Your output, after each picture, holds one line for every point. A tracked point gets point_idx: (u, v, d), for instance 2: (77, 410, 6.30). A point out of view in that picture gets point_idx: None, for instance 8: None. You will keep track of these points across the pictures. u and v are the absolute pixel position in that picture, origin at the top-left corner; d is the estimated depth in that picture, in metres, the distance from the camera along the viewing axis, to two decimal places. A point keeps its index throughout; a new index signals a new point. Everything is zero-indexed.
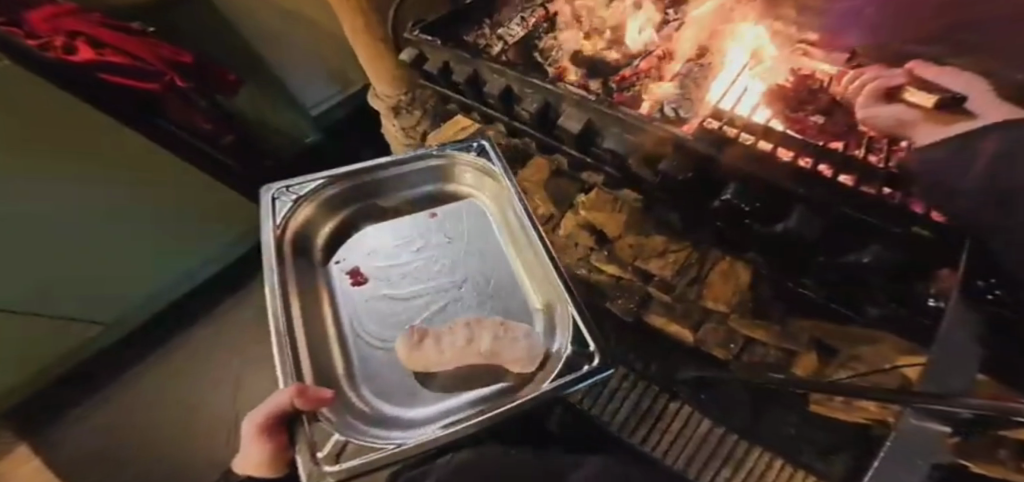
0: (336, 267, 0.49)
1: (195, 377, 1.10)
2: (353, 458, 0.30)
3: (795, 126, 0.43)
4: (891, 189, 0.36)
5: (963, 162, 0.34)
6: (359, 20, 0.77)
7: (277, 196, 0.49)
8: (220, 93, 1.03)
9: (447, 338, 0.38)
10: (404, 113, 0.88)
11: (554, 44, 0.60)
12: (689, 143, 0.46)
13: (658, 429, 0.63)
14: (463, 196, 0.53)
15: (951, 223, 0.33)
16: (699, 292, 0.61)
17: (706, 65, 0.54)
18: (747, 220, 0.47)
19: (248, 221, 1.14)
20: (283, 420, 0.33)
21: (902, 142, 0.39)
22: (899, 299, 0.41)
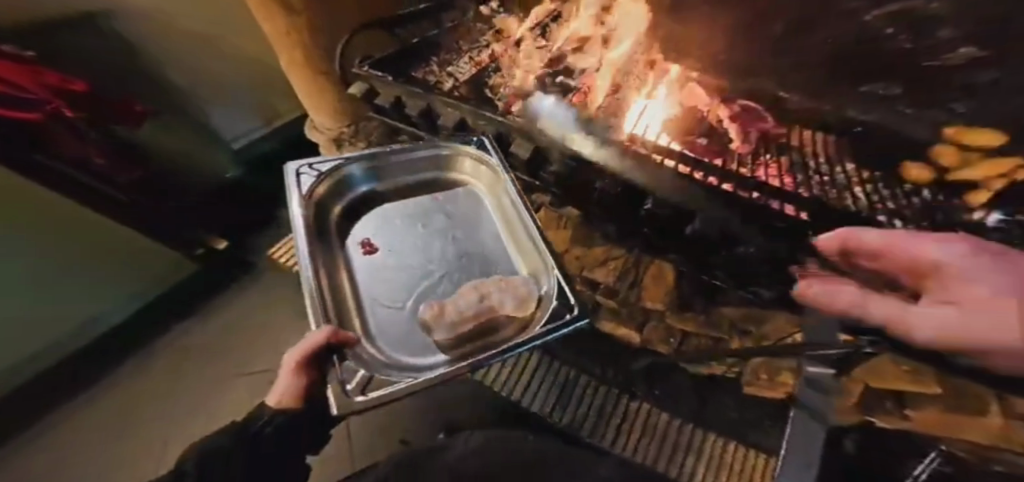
0: (350, 238, 0.51)
1: (89, 450, 0.93)
2: (377, 390, 0.33)
3: (690, 147, 0.59)
4: (758, 194, 0.50)
5: (790, 178, 0.54)
6: (298, 52, 0.77)
7: (300, 170, 0.51)
8: (118, 123, 0.92)
9: (461, 301, 0.43)
10: (347, 145, 0.90)
11: (502, 81, 0.69)
12: (615, 165, 0.56)
13: (623, 428, 0.72)
14: (462, 182, 0.56)
15: (801, 217, 0.47)
16: (638, 295, 0.71)
17: (620, 99, 0.67)
18: (667, 226, 0.58)
19: (160, 263, 1.04)
20: (319, 359, 0.35)
21: (762, 156, 0.59)
22: (779, 280, 0.54)
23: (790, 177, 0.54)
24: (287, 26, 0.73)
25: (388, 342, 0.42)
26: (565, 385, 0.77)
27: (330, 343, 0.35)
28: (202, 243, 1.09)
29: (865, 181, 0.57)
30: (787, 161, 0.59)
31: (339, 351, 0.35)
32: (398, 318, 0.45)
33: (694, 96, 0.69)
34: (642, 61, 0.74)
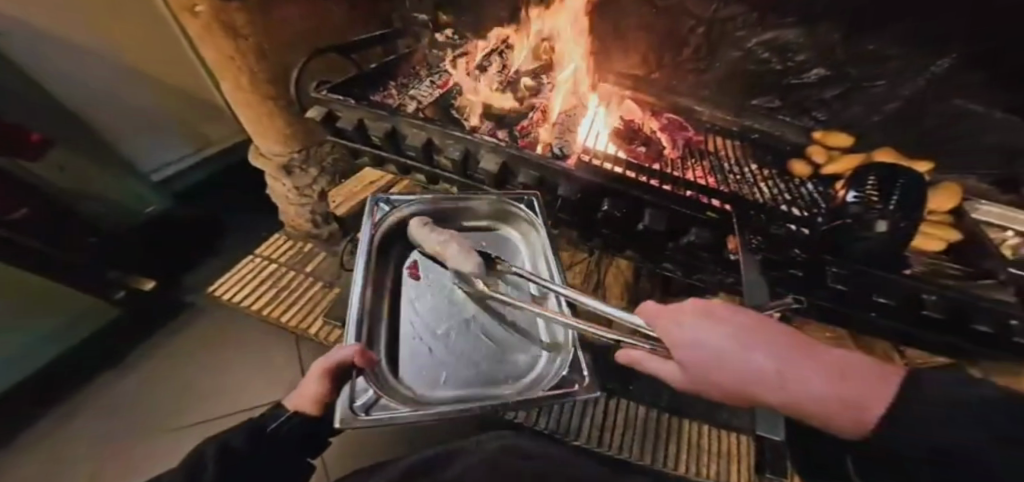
0: (406, 258, 0.55)
1: None
2: (380, 412, 0.37)
3: (634, 155, 0.67)
4: (692, 192, 0.59)
5: (713, 176, 0.66)
6: (242, 77, 0.75)
7: (377, 202, 0.57)
8: (15, 155, 0.83)
9: (426, 294, 0.52)
10: (298, 171, 0.91)
11: (467, 103, 0.74)
12: (574, 173, 0.61)
13: (608, 428, 0.73)
14: (507, 233, 0.59)
15: (726, 209, 0.57)
16: (603, 295, 0.81)
17: (573, 116, 0.75)
18: (623, 225, 0.65)
19: (78, 303, 0.99)
20: (339, 373, 0.38)
21: (689, 160, 0.70)
22: (723, 264, 0.64)
23: (711, 175, 0.66)
24: (233, 50, 0.71)
25: (413, 372, 0.44)
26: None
27: (350, 361, 0.38)
28: (127, 286, 1.02)
29: (767, 178, 0.71)
30: (712, 164, 0.71)
31: (356, 369, 0.38)
32: (432, 352, 0.46)
33: (629, 110, 0.81)
34: (586, 80, 0.85)
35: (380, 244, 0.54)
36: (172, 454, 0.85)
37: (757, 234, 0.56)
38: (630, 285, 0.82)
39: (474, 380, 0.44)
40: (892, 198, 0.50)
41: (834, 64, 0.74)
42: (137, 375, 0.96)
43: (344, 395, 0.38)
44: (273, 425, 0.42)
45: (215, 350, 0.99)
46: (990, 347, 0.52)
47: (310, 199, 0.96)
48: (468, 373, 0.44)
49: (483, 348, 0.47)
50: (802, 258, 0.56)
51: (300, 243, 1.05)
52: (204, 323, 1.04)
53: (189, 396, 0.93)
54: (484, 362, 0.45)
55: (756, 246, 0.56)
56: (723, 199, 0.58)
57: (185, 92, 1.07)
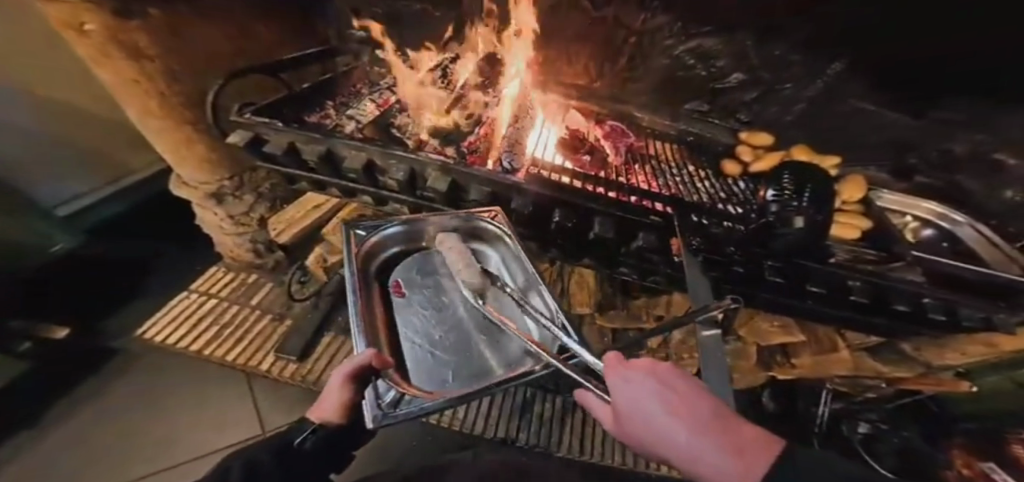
0: (387, 279, 0.49)
1: None
2: (408, 406, 0.34)
3: (579, 164, 0.68)
4: (635, 197, 0.61)
5: (655, 180, 0.69)
6: (152, 102, 0.68)
7: (350, 230, 0.51)
8: None
9: (417, 310, 0.46)
10: (230, 198, 0.85)
11: (408, 121, 0.73)
12: (524, 186, 0.60)
13: (588, 436, 0.84)
14: (484, 246, 0.54)
15: (667, 211, 0.58)
16: (568, 302, 0.83)
17: (519, 128, 0.75)
18: (575, 235, 0.66)
19: None
20: (361, 378, 0.36)
21: (633, 166, 0.73)
22: (673, 267, 0.65)
23: (653, 179, 0.69)
24: (136, 73, 0.64)
25: (423, 377, 0.40)
26: (526, 414, 0.86)
27: (369, 366, 0.34)
28: (35, 336, 0.89)
29: (702, 178, 0.75)
30: (654, 169, 0.74)
31: (376, 373, 0.35)
32: (434, 354, 0.41)
33: (572, 119, 0.83)
34: (530, 92, 0.85)
35: (360, 261, 0.48)
36: None
37: (697, 236, 0.57)
38: (594, 291, 0.84)
39: (486, 375, 0.39)
40: (804, 196, 0.56)
41: (751, 70, 0.80)
42: (50, 441, 0.83)
43: (369, 398, 0.35)
44: (300, 438, 0.41)
45: (146, 402, 0.89)
46: (907, 322, 0.60)
47: (247, 228, 0.89)
48: (479, 372, 0.42)
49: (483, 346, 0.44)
50: (738, 255, 0.58)
51: (243, 275, 0.98)
52: (136, 368, 0.94)
53: (119, 455, 0.81)
54: (489, 359, 0.41)
55: (696, 246, 0.57)
56: (665, 202, 0.60)
57: (93, 118, 0.98)
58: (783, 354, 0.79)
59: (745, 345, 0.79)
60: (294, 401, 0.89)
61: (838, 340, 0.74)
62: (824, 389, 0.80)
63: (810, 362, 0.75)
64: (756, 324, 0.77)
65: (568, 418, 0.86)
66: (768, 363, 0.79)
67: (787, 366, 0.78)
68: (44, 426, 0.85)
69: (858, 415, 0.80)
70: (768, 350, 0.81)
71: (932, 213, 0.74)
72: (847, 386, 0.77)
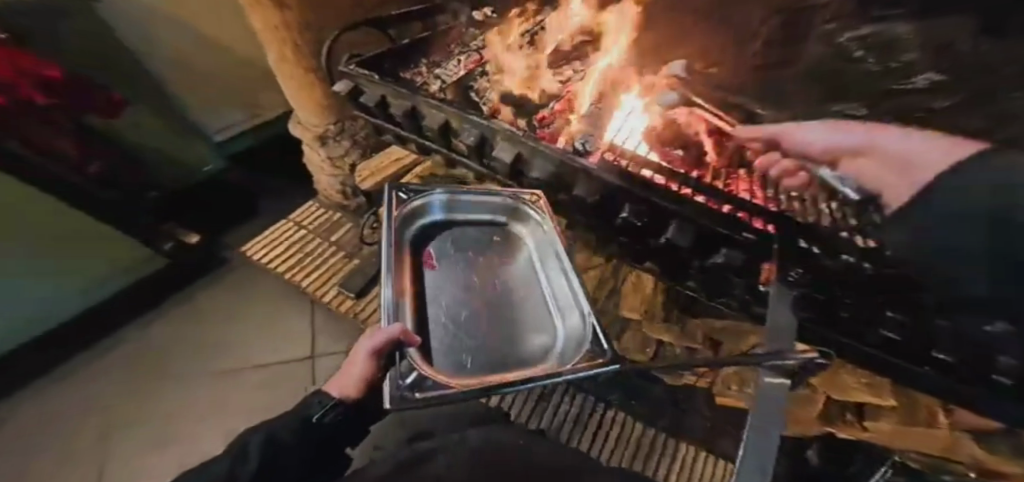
0: (420, 250, 0.54)
1: (56, 430, 0.94)
2: (430, 390, 0.32)
3: (669, 160, 0.58)
4: (729, 206, 0.47)
5: (760, 184, 0.54)
6: (287, 48, 0.78)
7: (396, 191, 0.57)
8: (98, 111, 0.97)
9: (444, 284, 0.51)
10: (332, 141, 0.94)
11: (487, 86, 0.72)
12: (594, 172, 0.55)
13: (600, 437, 0.88)
14: (518, 236, 0.59)
15: (767, 230, 0.44)
16: (617, 304, 0.83)
17: (602, 108, 0.68)
18: (644, 234, 0.60)
19: (142, 254, 1.09)
20: (381, 355, 0.41)
21: (741, 167, 0.58)
22: (754, 293, 0.56)
23: (756, 183, 0.55)
24: (279, 21, 0.73)
25: (444, 351, 0.43)
26: (542, 403, 0.92)
27: (394, 342, 0.38)
28: (176, 239, 1.10)
29: None
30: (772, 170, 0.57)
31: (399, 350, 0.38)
32: (457, 336, 0.46)
33: (666, 97, 0.68)
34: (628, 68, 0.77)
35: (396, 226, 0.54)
36: (201, 394, 0.96)
37: (801, 269, 0.44)
38: (648, 297, 0.80)
39: (500, 363, 0.44)
40: None
41: (953, 69, 0.51)
42: (186, 314, 1.09)
43: (389, 375, 0.35)
44: (319, 413, 0.46)
45: (246, 303, 1.09)
46: None
47: (340, 171, 0.99)
48: (490, 359, 0.44)
49: (507, 336, 0.48)
50: (849, 298, 0.44)
51: (331, 212, 1.10)
52: (246, 273, 1.15)
53: (207, 374, 0.99)
54: (505, 345, 0.46)
55: (794, 278, 0.43)
56: (769, 216, 0.45)
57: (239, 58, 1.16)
58: (856, 413, 0.62)
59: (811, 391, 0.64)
60: (348, 331, 1.02)
61: (941, 415, 0.55)
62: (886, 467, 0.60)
63: (891, 430, 0.57)
64: (837, 375, 0.62)
65: (585, 416, 0.90)
66: (833, 418, 0.63)
67: (857, 428, 0.61)
68: (184, 305, 1.11)
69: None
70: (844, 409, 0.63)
71: None
72: (924, 466, 0.54)
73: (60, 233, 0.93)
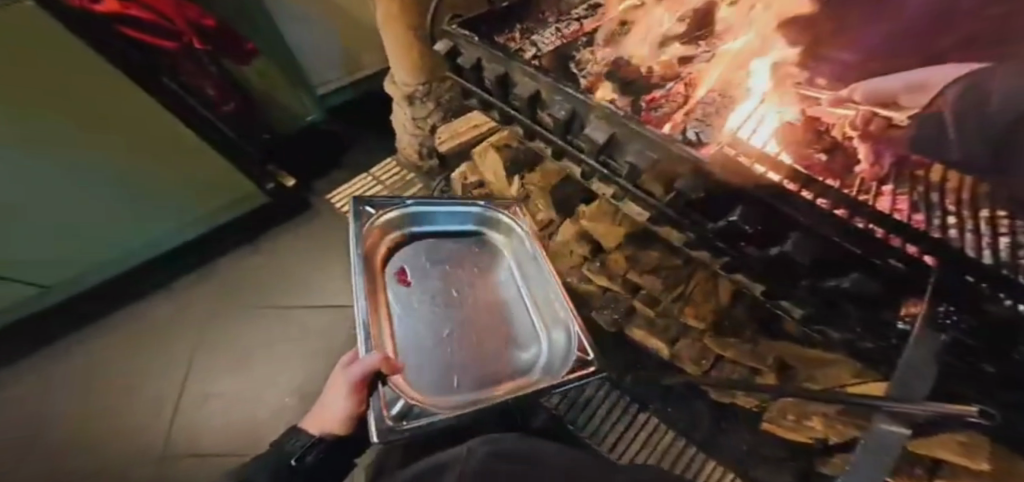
0: (393, 266, 0.61)
1: (154, 337, 1.08)
2: (416, 418, 0.42)
3: (805, 162, 0.46)
4: (870, 224, 0.37)
5: (935, 197, 0.41)
6: (398, 10, 0.79)
7: (364, 214, 0.61)
8: (233, 57, 1.10)
9: (419, 299, 0.58)
10: (418, 103, 0.93)
11: (590, 59, 0.65)
12: (705, 165, 0.47)
13: (626, 439, 0.83)
14: (490, 240, 0.66)
15: (925, 261, 0.35)
16: (681, 309, 0.73)
17: (725, 98, 0.58)
18: (742, 241, 0.52)
19: (240, 191, 1.14)
20: (365, 386, 0.45)
21: (905, 169, 0.45)
22: (868, 326, 0.48)
23: (932, 197, 0.41)
24: None
25: (428, 375, 0.50)
26: (575, 393, 0.88)
27: (377, 371, 0.44)
28: (276, 180, 1.20)
29: None
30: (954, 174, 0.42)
31: (382, 378, 0.44)
32: (441, 351, 0.53)
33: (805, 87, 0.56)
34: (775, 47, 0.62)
35: (366, 249, 0.58)
36: (273, 327, 1.06)
37: (961, 310, 0.35)
38: (717, 308, 0.73)
39: (485, 378, 0.52)
40: None
41: None
42: (265, 250, 1.19)
43: (374, 405, 0.43)
44: (302, 454, 0.46)
45: (325, 251, 1.16)
46: None
47: (422, 132, 0.98)
48: (476, 377, 0.52)
49: (488, 349, 0.55)
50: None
51: (406, 173, 1.15)
52: (318, 221, 1.22)
53: (271, 309, 1.08)
54: (486, 358, 0.54)
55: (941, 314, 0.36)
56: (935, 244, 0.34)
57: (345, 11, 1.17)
58: (929, 469, 0.57)
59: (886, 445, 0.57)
60: None
61: None
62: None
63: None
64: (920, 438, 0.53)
65: (615, 414, 0.86)
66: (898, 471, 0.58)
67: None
68: (270, 241, 1.20)
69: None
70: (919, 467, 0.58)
71: None
72: None
73: (183, 165, 1.03)
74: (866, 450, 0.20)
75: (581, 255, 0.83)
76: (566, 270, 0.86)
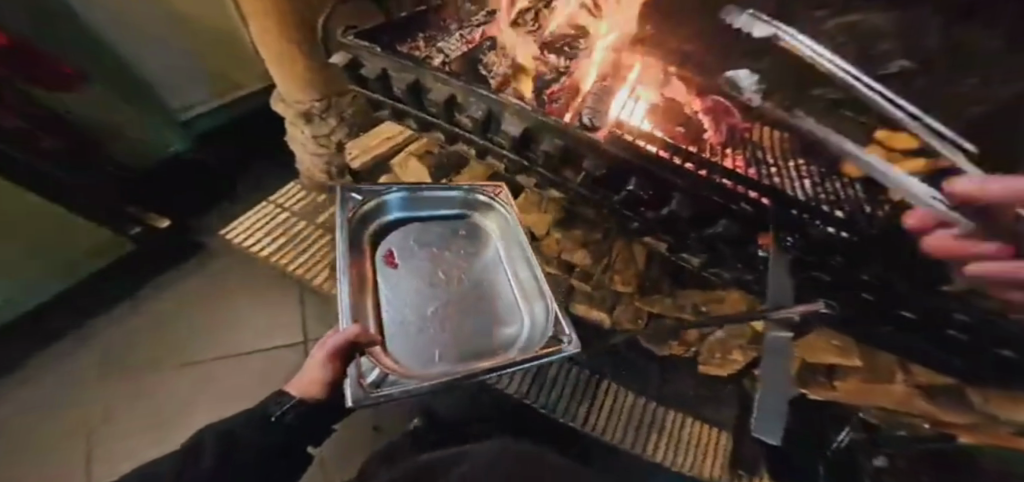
0: (381, 248, 0.59)
1: (38, 416, 0.91)
2: (387, 387, 0.38)
3: (672, 135, 0.57)
4: (729, 181, 0.49)
5: (750, 155, 0.57)
6: (270, 24, 0.73)
7: (349, 194, 0.59)
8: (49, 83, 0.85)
9: (405, 281, 0.55)
10: (317, 120, 0.89)
11: (495, 62, 0.70)
12: (603, 146, 0.53)
13: (594, 409, 0.86)
14: (475, 224, 0.65)
15: (762, 202, 0.48)
16: (611, 277, 0.84)
17: (608, 86, 0.67)
18: (641, 207, 0.61)
19: (98, 237, 0.99)
20: (343, 356, 0.38)
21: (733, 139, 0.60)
22: (745, 261, 0.59)
23: (748, 156, 0.57)
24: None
25: (412, 350, 0.47)
26: (541, 376, 0.88)
27: (352, 344, 0.37)
28: (144, 222, 1.05)
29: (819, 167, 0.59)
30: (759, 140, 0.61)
31: (359, 350, 0.38)
32: (425, 331, 0.50)
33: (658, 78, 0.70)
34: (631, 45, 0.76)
35: (353, 230, 0.56)
36: (188, 383, 0.93)
37: (792, 233, 0.48)
38: (641, 272, 0.83)
39: (468, 355, 0.48)
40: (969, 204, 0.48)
41: None
42: (164, 302, 1.04)
43: (350, 374, 0.39)
44: (280, 412, 0.44)
45: (238, 292, 1.04)
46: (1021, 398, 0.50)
47: (327, 150, 0.93)
48: (463, 351, 0.49)
49: (478, 330, 0.52)
50: (840, 262, 0.48)
51: (314, 194, 1.05)
52: (222, 262, 1.10)
53: (195, 363, 0.95)
54: (474, 339, 0.51)
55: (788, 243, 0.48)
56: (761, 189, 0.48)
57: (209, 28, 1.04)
58: (828, 375, 0.72)
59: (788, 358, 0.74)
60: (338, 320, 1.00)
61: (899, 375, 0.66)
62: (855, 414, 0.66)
63: (855, 387, 0.68)
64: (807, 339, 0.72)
65: (581, 389, 0.88)
66: (807, 381, 0.72)
67: (826, 386, 0.71)
68: (176, 289, 1.07)
69: (878, 447, 0.62)
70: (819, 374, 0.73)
71: None
72: (881, 420, 0.64)
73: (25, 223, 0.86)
74: (768, 354, 0.31)
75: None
76: None
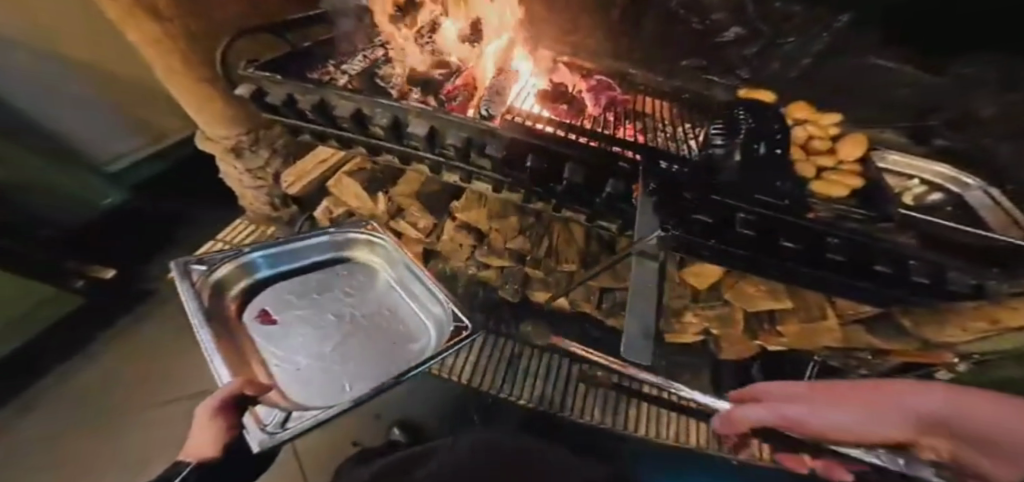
0: (252, 311, 0.68)
1: None
2: (292, 422, 0.47)
3: (560, 114, 0.65)
4: (601, 142, 0.59)
5: (621, 124, 0.69)
6: (177, 63, 0.76)
7: (198, 270, 0.63)
8: None
9: (291, 334, 0.67)
10: (248, 153, 0.92)
11: (392, 73, 0.76)
12: (500, 132, 0.60)
13: (572, 394, 0.91)
14: (347, 261, 0.76)
15: (626, 155, 0.58)
16: (555, 260, 0.87)
17: (502, 80, 0.76)
18: (549, 182, 0.64)
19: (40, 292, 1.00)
20: (230, 407, 0.44)
21: (610, 114, 0.72)
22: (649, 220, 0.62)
23: (620, 123, 0.69)
24: (160, 35, 0.71)
25: (318, 385, 0.61)
26: (513, 366, 0.95)
27: (241, 395, 0.44)
28: (86, 275, 1.04)
29: (698, 136, 0.71)
30: (631, 115, 0.74)
31: (249, 401, 0.45)
32: (325, 365, 0.64)
33: (547, 74, 0.83)
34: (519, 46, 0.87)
35: (212, 301, 0.62)
36: (150, 430, 0.90)
37: (652, 178, 0.56)
38: (580, 250, 0.87)
39: (367, 373, 0.64)
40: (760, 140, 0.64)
41: None
42: (108, 358, 1.00)
43: (250, 425, 0.46)
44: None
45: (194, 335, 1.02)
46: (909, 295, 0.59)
47: (264, 182, 0.96)
48: (361, 372, 0.64)
49: (370, 349, 0.67)
50: (698, 201, 0.56)
51: (262, 226, 1.07)
52: (172, 309, 1.07)
53: (175, 400, 0.93)
54: (366, 356, 0.66)
55: (653, 188, 0.56)
56: (625, 145, 0.58)
57: (121, 79, 1.04)
58: (771, 322, 0.82)
59: (732, 310, 0.83)
60: None
61: (828, 310, 0.75)
62: (812, 361, 0.86)
63: (797, 330, 0.78)
64: (741, 288, 0.80)
65: (553, 372, 0.94)
66: (756, 331, 0.83)
67: (775, 334, 0.82)
68: (138, 340, 1.03)
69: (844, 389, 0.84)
70: (767, 321, 0.83)
71: (942, 176, 0.72)
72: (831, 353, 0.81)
73: None
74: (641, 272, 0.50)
75: (469, 246, 0.89)
76: (462, 264, 0.94)
